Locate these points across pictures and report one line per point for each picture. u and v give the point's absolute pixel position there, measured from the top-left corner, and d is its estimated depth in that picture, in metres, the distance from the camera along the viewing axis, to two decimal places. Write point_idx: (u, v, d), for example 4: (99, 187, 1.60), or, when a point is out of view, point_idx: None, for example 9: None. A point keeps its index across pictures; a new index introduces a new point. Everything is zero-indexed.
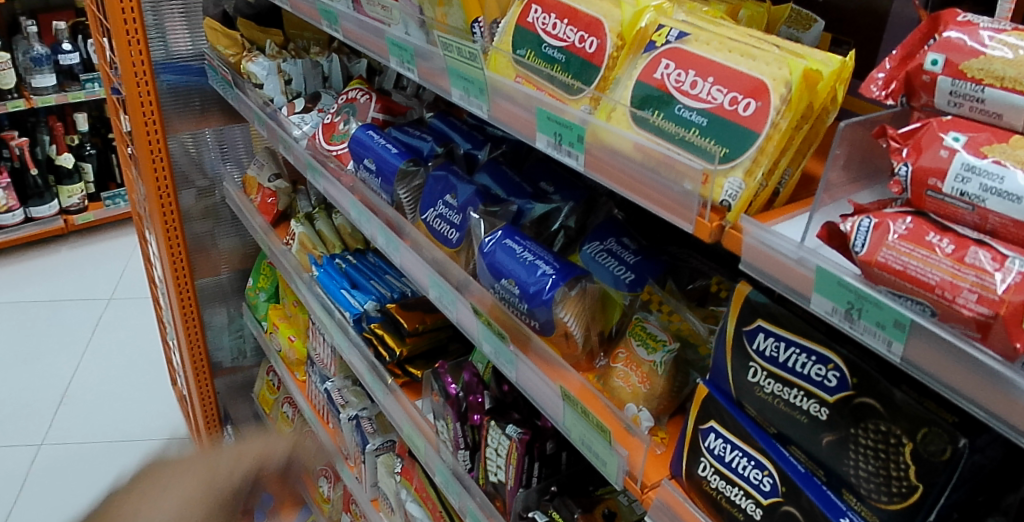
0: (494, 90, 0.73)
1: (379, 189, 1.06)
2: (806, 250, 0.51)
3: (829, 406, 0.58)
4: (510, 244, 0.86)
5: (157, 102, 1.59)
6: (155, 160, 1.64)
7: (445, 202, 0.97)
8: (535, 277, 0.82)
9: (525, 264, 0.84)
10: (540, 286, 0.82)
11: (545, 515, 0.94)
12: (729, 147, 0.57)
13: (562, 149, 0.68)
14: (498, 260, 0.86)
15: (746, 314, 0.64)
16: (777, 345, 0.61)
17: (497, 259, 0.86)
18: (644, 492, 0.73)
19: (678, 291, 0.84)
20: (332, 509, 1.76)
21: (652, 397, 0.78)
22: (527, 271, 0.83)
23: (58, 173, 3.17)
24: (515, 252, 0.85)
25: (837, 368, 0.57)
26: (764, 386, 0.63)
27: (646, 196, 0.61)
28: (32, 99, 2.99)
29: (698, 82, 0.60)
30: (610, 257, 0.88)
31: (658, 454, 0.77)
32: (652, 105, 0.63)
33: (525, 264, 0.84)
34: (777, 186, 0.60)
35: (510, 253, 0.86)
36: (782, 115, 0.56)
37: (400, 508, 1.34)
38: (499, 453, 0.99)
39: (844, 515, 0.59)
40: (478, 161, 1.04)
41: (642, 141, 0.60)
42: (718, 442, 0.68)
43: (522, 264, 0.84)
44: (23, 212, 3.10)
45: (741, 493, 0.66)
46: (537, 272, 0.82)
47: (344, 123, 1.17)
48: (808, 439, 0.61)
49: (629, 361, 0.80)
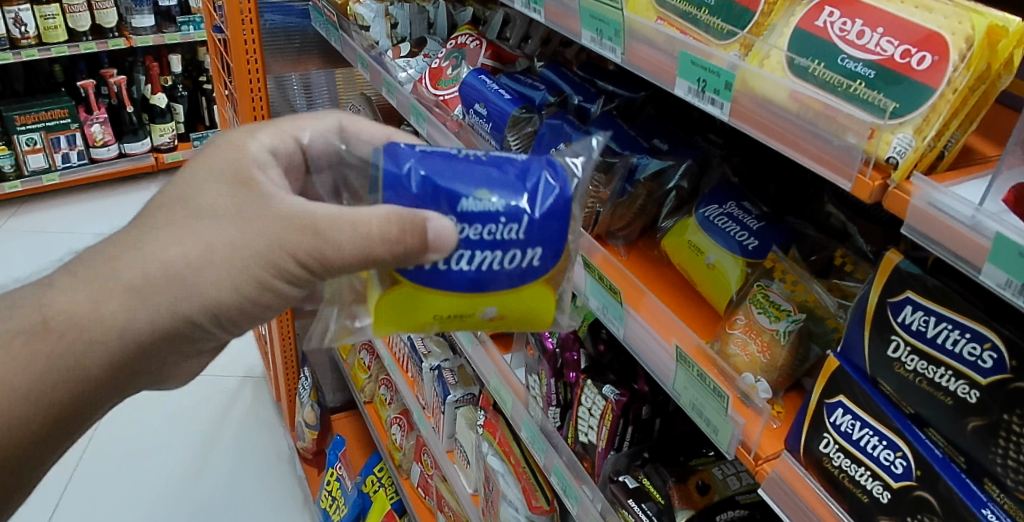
0: (631, 32, 0.71)
1: (488, 134, 1.07)
2: (984, 214, 0.47)
3: (980, 389, 0.55)
4: (427, 155, 0.69)
5: (259, 41, 1.59)
6: (254, 99, 1.64)
7: (558, 151, 0.98)
8: (525, 167, 0.69)
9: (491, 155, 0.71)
10: (542, 184, 0.68)
11: (636, 479, 0.94)
12: (900, 102, 0.54)
13: (704, 96, 0.64)
14: (450, 206, 0.66)
15: (893, 283, 0.60)
16: (926, 318, 0.58)
17: (427, 177, 0.66)
18: (758, 463, 0.71)
19: (801, 260, 0.80)
20: (402, 457, 1.75)
21: (771, 369, 0.76)
22: (496, 167, 0.69)
23: (152, 112, 3.27)
24: (450, 158, 0.69)
25: (994, 348, 0.54)
26: (906, 362, 0.60)
27: (800, 148, 0.57)
28: (131, 38, 3.08)
29: (866, 32, 0.56)
30: (731, 222, 0.85)
31: (773, 428, 0.74)
32: (813, 54, 0.59)
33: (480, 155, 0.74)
34: (942, 148, 0.55)
35: (443, 160, 0.68)
36: (961, 72, 0.52)
37: (478, 461, 1.33)
38: (592, 413, 0.98)
39: (984, 506, 0.56)
40: (590, 114, 1.03)
41: (800, 91, 0.57)
42: (847, 418, 0.66)
43: (491, 195, 0.66)
44: (117, 147, 3.22)
45: (868, 473, 0.64)
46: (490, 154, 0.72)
47: (453, 68, 1.19)
48: (950, 423, 0.58)
49: (748, 329, 0.78)
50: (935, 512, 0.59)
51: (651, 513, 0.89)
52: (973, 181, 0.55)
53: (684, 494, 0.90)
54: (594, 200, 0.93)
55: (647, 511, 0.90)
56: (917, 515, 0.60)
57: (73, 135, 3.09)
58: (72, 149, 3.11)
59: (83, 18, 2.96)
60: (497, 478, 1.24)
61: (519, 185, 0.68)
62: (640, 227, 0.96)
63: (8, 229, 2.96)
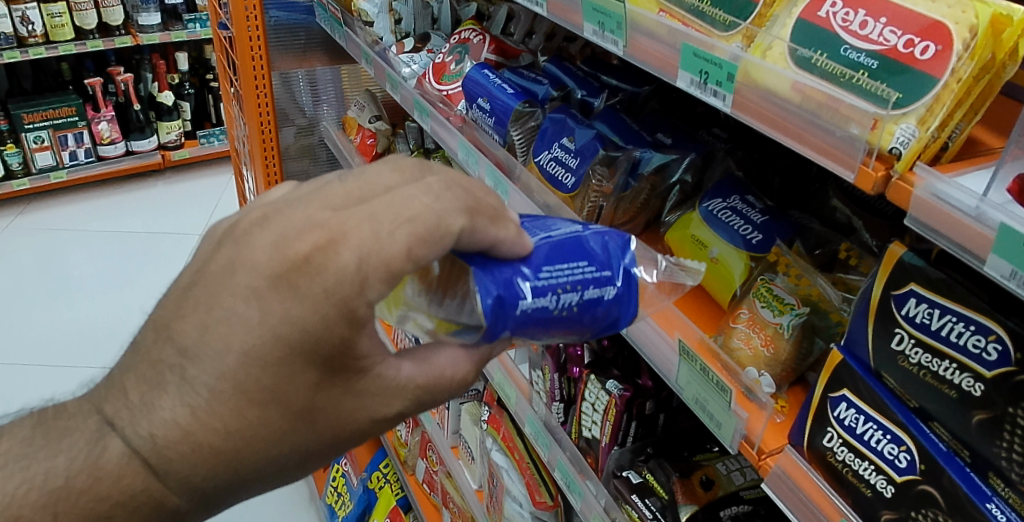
0: (634, 25, 0.71)
1: (491, 129, 1.07)
2: (988, 205, 0.47)
3: (985, 382, 0.55)
4: (528, 310, 0.60)
5: (264, 38, 1.60)
6: (259, 97, 1.64)
7: (560, 145, 0.98)
8: (608, 314, 0.65)
9: (589, 292, 0.64)
10: (607, 331, 0.67)
11: (640, 474, 0.93)
12: (903, 93, 0.53)
13: (707, 88, 0.64)
14: (524, 330, 0.62)
15: (897, 276, 0.60)
16: (930, 311, 0.58)
17: (513, 334, 0.62)
18: (761, 458, 0.71)
19: (805, 255, 0.79)
20: (408, 453, 1.75)
21: (775, 363, 0.75)
22: (583, 319, 0.64)
23: (158, 109, 3.28)
24: (547, 311, 0.62)
25: (998, 340, 0.53)
26: (910, 355, 0.60)
27: (803, 140, 0.57)
28: (138, 36, 3.09)
29: (869, 22, 0.56)
30: (734, 216, 0.85)
31: (777, 423, 0.73)
32: (816, 45, 0.59)
33: (581, 265, 0.64)
34: (947, 139, 0.55)
35: (540, 315, 0.61)
36: (965, 62, 0.51)
37: (482, 457, 1.33)
38: (596, 408, 0.98)
39: (989, 500, 0.55)
40: (593, 108, 1.04)
41: (804, 82, 0.56)
42: (851, 412, 0.65)
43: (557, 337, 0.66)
44: (124, 145, 3.23)
45: (872, 467, 0.63)
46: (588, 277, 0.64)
47: (457, 63, 1.19)
48: (954, 416, 0.58)
49: (751, 323, 0.77)
50: (939, 506, 0.59)
51: (655, 508, 0.89)
52: (978, 171, 0.54)
53: (688, 489, 0.89)
54: (597, 195, 0.93)
55: (651, 506, 0.90)
56: (922, 510, 0.60)
57: (81, 133, 3.11)
58: (79, 147, 3.13)
59: (89, 16, 2.98)
60: (501, 473, 1.24)
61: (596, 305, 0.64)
62: (643, 223, 0.96)
63: (16, 227, 2.97)
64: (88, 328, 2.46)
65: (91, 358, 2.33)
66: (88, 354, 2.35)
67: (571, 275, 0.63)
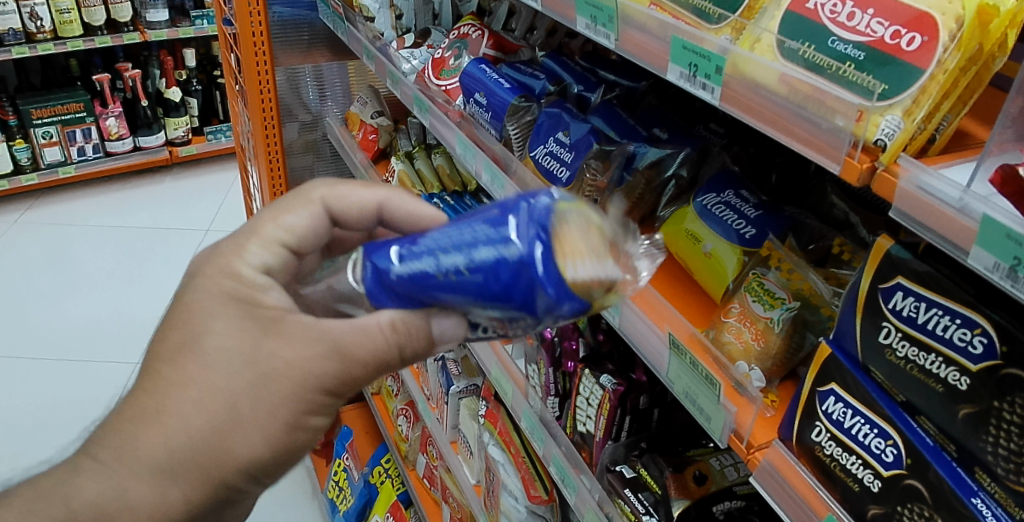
0: (625, 18, 0.72)
1: (488, 124, 1.08)
2: (972, 196, 0.47)
3: (971, 375, 0.54)
4: (403, 274, 0.57)
5: (268, 34, 1.60)
6: (262, 92, 1.65)
7: (556, 140, 0.98)
8: (508, 274, 0.53)
9: (479, 254, 0.54)
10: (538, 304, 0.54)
11: (634, 469, 0.93)
12: (888, 84, 0.54)
13: (696, 81, 0.64)
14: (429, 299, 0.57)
15: (884, 269, 0.60)
16: (917, 305, 0.58)
17: (414, 300, 0.58)
18: (750, 452, 0.70)
19: (798, 250, 0.79)
20: (409, 448, 1.75)
21: (765, 357, 0.75)
22: (487, 286, 0.54)
23: (166, 106, 3.30)
24: (427, 277, 0.56)
25: (984, 333, 0.53)
26: (897, 349, 0.60)
27: (790, 133, 0.57)
28: (146, 32, 3.11)
29: (857, 14, 0.57)
30: (728, 210, 0.85)
31: (767, 417, 0.73)
32: (804, 36, 0.59)
33: (478, 227, 0.56)
34: (934, 131, 0.55)
35: (418, 282, 0.56)
36: (951, 53, 0.52)
37: (480, 452, 1.33)
38: (590, 402, 0.98)
39: (975, 495, 0.55)
40: (590, 103, 1.04)
41: (791, 74, 0.56)
42: (839, 406, 0.65)
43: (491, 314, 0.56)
44: (132, 141, 3.25)
45: (859, 462, 0.63)
46: (483, 240, 0.55)
47: (456, 58, 1.19)
48: (941, 410, 0.57)
49: (742, 316, 0.78)
50: (925, 501, 0.58)
51: (647, 503, 0.89)
52: (963, 163, 0.54)
53: (680, 484, 0.89)
54: (591, 189, 0.93)
55: (643, 501, 0.90)
56: (908, 505, 0.60)
57: (89, 128, 3.12)
58: (87, 143, 3.15)
59: (98, 12, 3.00)
60: (498, 468, 1.24)
61: (494, 268, 0.54)
62: (640, 215, 0.94)
63: (25, 222, 2.99)
64: (95, 324, 2.47)
65: (98, 354, 2.34)
66: (94, 350, 2.36)
67: (459, 240, 0.56)
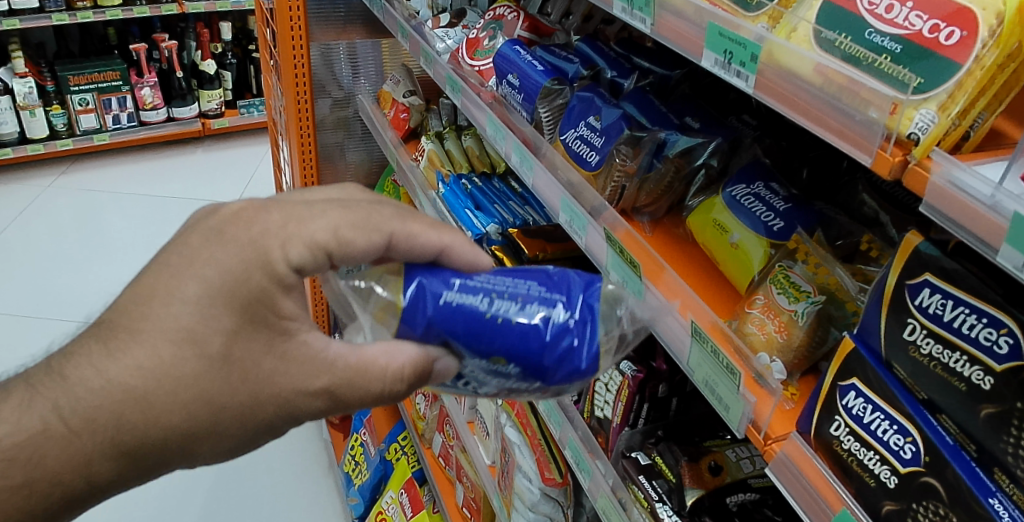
0: (661, 4, 0.72)
1: (520, 105, 1.09)
2: (1004, 193, 0.46)
3: (995, 375, 0.54)
4: (453, 302, 0.67)
5: (304, 9, 1.62)
6: (296, 66, 1.65)
7: (587, 124, 0.99)
8: (558, 342, 0.68)
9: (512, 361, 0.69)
10: (565, 366, 0.69)
11: (649, 456, 0.94)
12: (924, 78, 0.53)
13: (730, 68, 0.64)
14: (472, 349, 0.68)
15: (913, 265, 0.59)
16: (944, 302, 0.57)
17: (441, 335, 0.68)
18: (767, 444, 0.70)
19: (826, 244, 0.78)
20: (426, 427, 1.73)
21: (787, 350, 0.75)
22: (526, 339, 0.67)
23: (201, 78, 3.34)
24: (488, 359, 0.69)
25: (1010, 334, 0.53)
26: (921, 345, 0.60)
27: (822, 122, 0.56)
28: (184, 4, 3.13)
29: (896, 7, 0.56)
30: (757, 203, 0.84)
31: (785, 410, 0.73)
32: (842, 27, 0.59)
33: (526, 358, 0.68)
34: (969, 128, 0.55)
35: (470, 317, 0.67)
36: (990, 49, 0.51)
37: (497, 433, 1.35)
38: (609, 388, 1.00)
39: (992, 495, 0.54)
40: (623, 89, 1.04)
41: (826, 64, 0.56)
42: (859, 401, 0.65)
43: (507, 364, 0.69)
44: (165, 111, 3.29)
45: (877, 458, 0.63)
46: (560, 321, 0.68)
47: (490, 39, 1.21)
48: (963, 410, 0.57)
49: (766, 309, 0.77)
50: (940, 499, 0.58)
51: (662, 490, 0.90)
52: (997, 162, 0.54)
53: (695, 474, 0.89)
54: (621, 174, 0.94)
55: (657, 488, 0.90)
56: (922, 504, 0.59)
57: (124, 97, 3.17)
58: (122, 111, 3.20)
59: None
60: (513, 449, 1.25)
61: (538, 363, 0.68)
62: (666, 206, 0.97)
63: (59, 186, 3.06)
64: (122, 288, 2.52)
65: None
66: None
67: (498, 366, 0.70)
